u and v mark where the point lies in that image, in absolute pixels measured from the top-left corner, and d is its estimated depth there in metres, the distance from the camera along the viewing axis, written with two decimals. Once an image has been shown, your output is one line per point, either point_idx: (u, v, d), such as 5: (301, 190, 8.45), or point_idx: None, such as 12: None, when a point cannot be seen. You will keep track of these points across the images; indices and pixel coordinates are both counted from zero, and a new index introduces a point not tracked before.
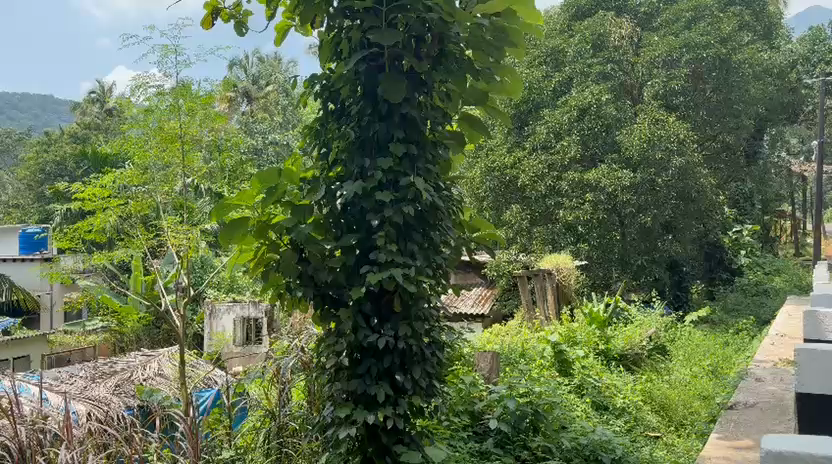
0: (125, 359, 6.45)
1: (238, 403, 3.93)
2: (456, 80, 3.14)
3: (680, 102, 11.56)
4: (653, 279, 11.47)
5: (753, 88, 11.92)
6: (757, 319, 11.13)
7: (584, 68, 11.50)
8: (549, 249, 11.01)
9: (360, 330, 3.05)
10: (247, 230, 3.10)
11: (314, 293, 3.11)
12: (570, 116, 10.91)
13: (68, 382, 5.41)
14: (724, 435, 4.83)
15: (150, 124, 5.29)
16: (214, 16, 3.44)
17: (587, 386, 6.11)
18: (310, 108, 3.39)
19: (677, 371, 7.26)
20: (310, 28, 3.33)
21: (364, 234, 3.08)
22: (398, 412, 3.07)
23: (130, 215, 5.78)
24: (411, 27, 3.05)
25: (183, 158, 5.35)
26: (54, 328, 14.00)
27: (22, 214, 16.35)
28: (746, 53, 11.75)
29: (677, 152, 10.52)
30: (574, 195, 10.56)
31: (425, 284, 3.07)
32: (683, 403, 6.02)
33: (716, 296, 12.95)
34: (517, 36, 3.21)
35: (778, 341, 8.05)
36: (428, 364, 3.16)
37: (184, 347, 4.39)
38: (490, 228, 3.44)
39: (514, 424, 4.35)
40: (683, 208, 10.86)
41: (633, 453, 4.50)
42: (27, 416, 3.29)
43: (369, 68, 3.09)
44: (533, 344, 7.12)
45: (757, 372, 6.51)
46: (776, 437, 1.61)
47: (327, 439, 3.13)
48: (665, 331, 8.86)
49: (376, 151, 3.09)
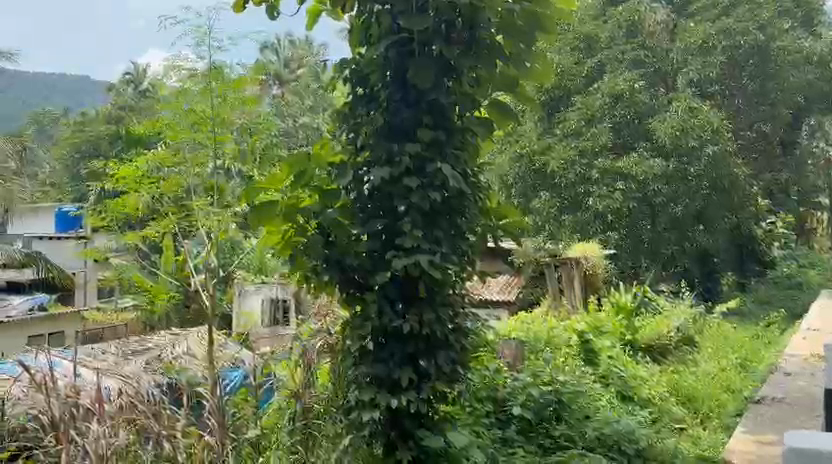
0: (154, 337, 6.54)
1: (265, 384, 4.03)
2: (485, 65, 3.13)
3: (715, 90, 11.64)
4: (682, 270, 11.25)
5: (792, 76, 11.67)
6: (789, 313, 10.94)
7: (617, 55, 11.28)
8: (579, 237, 10.88)
9: (384, 314, 3.11)
10: (275, 213, 3.09)
11: (340, 277, 3.15)
12: (603, 103, 10.90)
13: (100, 358, 5.54)
14: (748, 430, 4.79)
15: (182, 105, 4.46)
16: (246, 0, 3.45)
17: (613, 376, 6.04)
18: (340, 92, 3.37)
19: (705, 363, 7.14)
20: (341, 12, 3.33)
21: (391, 220, 3.11)
22: (421, 397, 3.11)
23: (163, 194, 4.93)
24: (442, 12, 3.07)
25: (214, 140, 4.56)
26: (88, 306, 14.41)
27: (62, 194, 16.86)
28: (783, 40, 11.44)
29: (711, 141, 10.34)
30: (604, 182, 10.55)
31: (450, 271, 3.13)
32: (709, 396, 5.97)
33: (748, 289, 12.79)
34: (550, 22, 3.20)
35: (809, 337, 7.85)
36: (452, 351, 3.21)
37: (212, 326, 4.44)
38: (518, 217, 3.42)
39: (536, 412, 4.36)
40: (716, 198, 10.60)
41: (656, 445, 4.47)
42: (62, 391, 3.40)
43: (398, 54, 3.10)
44: (558, 333, 7.08)
45: (787, 367, 6.44)
46: (796, 435, 2.10)
47: (351, 421, 3.18)
48: (694, 324, 8.63)
49: (404, 137, 3.11)
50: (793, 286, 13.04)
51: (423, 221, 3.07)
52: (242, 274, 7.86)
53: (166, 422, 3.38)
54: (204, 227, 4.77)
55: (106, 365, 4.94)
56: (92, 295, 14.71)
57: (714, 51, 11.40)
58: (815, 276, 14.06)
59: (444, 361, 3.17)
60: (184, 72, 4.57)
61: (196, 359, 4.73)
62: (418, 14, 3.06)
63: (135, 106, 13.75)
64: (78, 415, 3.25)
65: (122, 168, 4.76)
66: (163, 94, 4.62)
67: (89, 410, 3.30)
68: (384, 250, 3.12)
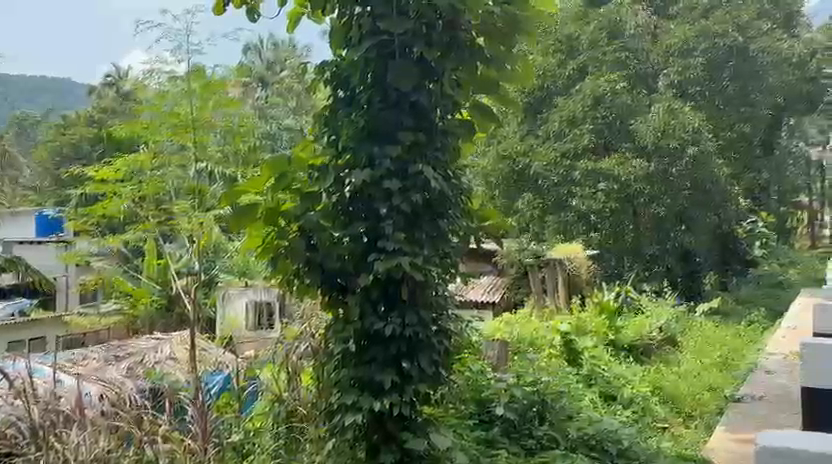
0: (138, 342, 6.48)
1: (249, 388, 4.06)
2: (467, 68, 3.16)
3: (696, 92, 11.47)
4: (665, 270, 11.37)
5: (771, 77, 11.81)
6: (770, 311, 11.10)
7: (598, 55, 11.28)
8: (562, 238, 10.97)
9: (366, 317, 3.11)
10: (256, 217, 3.13)
11: (322, 280, 3.15)
12: (584, 105, 10.87)
13: (83, 364, 5.53)
14: (729, 428, 4.90)
15: (162, 108, 4.42)
16: (225, 2, 3.43)
17: (596, 376, 6.07)
18: (320, 94, 3.36)
19: (687, 362, 7.21)
20: (321, 15, 3.30)
21: (373, 223, 3.11)
22: (404, 399, 3.11)
23: (143, 197, 4.82)
24: (423, 14, 3.07)
25: (195, 142, 4.51)
26: (69, 310, 14.25)
27: (42, 198, 16.69)
28: (762, 42, 11.57)
29: (692, 141, 10.45)
30: (588, 181, 10.53)
31: (432, 272, 3.14)
32: (692, 395, 6.02)
33: (730, 288, 12.93)
34: (530, 25, 3.23)
35: (788, 336, 8.07)
36: (435, 352, 3.18)
37: (195, 330, 4.43)
38: (500, 218, 3.45)
39: (520, 412, 4.47)
40: (698, 199, 10.84)
41: (641, 444, 4.45)
42: (42, 396, 3.45)
43: (380, 55, 3.09)
44: (542, 333, 7.12)
45: (769, 365, 6.67)
46: (772, 434, 2.20)
47: (334, 425, 3.18)
48: (677, 323, 8.71)
49: (386, 139, 3.09)
50: (774, 285, 13.23)
51: (404, 223, 3.07)
52: (225, 276, 7.90)
53: (147, 427, 3.39)
54: (187, 233, 4.67)
55: (89, 370, 4.94)
56: (74, 299, 14.56)
57: (695, 53, 11.40)
58: (796, 276, 14.29)
59: (427, 363, 3.15)
60: (163, 74, 4.52)
61: (180, 366, 4.73)
62: (399, 16, 3.07)
63: (118, 109, 13.63)
64: (58, 422, 3.27)
65: (103, 170, 4.72)
66: (142, 96, 4.57)
67: (70, 416, 3.35)
68: (366, 252, 3.11)
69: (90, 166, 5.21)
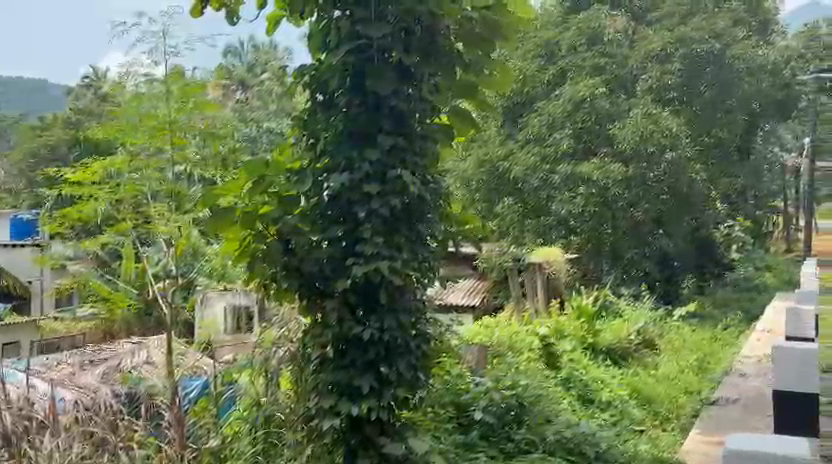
0: (114, 346, 6.42)
1: (226, 392, 4.01)
2: (445, 73, 3.16)
3: (674, 97, 11.49)
4: (643, 273, 11.52)
5: (748, 84, 11.98)
6: (746, 315, 11.27)
7: (578, 61, 11.41)
8: (542, 242, 11.05)
9: (344, 322, 3.10)
10: (234, 219, 3.07)
11: (300, 284, 3.13)
12: (563, 109, 10.97)
13: (56, 369, 5.50)
14: (703, 431, 5.04)
15: (139, 110, 4.38)
16: (203, 4, 3.40)
17: (574, 379, 6.10)
18: (298, 97, 3.35)
19: (665, 364, 7.29)
20: (300, 20, 3.29)
21: (351, 226, 3.10)
22: (382, 404, 3.11)
23: (121, 199, 4.76)
24: (402, 19, 3.08)
25: (172, 145, 4.47)
26: (44, 315, 13.99)
27: (15, 199, 16.34)
28: (739, 49, 11.74)
29: (670, 146, 10.48)
30: (567, 186, 10.61)
31: (411, 276, 3.13)
32: (668, 398, 6.10)
33: (707, 292, 13.10)
34: (509, 31, 3.21)
35: (764, 339, 8.21)
36: (412, 357, 3.18)
37: (173, 335, 4.42)
38: (478, 223, 3.46)
39: (498, 416, 4.54)
40: (675, 204, 11.09)
41: (619, 448, 4.49)
42: (16, 404, 3.60)
43: (358, 60, 3.08)
44: (521, 335, 7.14)
45: (743, 368, 6.82)
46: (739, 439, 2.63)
47: (311, 430, 3.17)
48: (654, 326, 8.75)
49: (364, 142, 3.09)
50: (750, 289, 13.43)
51: (382, 227, 3.07)
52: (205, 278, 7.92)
53: (122, 433, 3.59)
54: (163, 235, 4.59)
55: (65, 376, 4.96)
56: (49, 303, 14.30)
57: (672, 59, 11.56)
58: (771, 280, 14.52)
59: (404, 367, 3.14)
60: (140, 77, 4.48)
61: (157, 370, 4.72)
62: (378, 20, 3.07)
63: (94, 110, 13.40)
64: (31, 428, 3.46)
65: (77, 172, 4.62)
66: (117, 98, 4.52)
67: (43, 424, 3.50)
68: (344, 257, 3.10)
69: (67, 168, 5.11)
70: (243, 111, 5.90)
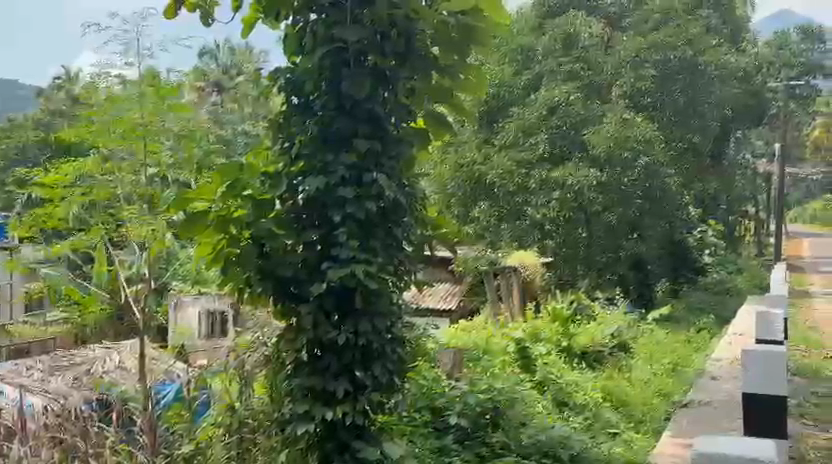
0: (85, 351, 6.33)
1: (200, 397, 3.93)
2: (420, 77, 3.16)
3: (649, 103, 11.64)
4: (617, 278, 11.70)
5: (718, 90, 12.23)
6: (718, 319, 11.46)
7: (553, 67, 11.52)
8: (517, 246, 11.13)
9: (319, 326, 3.07)
10: (207, 223, 3.06)
11: (274, 289, 3.12)
12: (538, 115, 11.12)
13: (24, 376, 5.45)
14: (676, 433, 5.07)
15: (110, 113, 4.28)
16: (177, 6, 3.38)
17: (549, 383, 6.15)
18: (275, 100, 3.33)
19: (639, 367, 7.37)
20: (276, 23, 3.27)
21: (326, 230, 3.08)
22: (357, 409, 3.10)
23: (94, 202, 4.63)
24: (378, 23, 3.07)
25: (146, 148, 4.42)
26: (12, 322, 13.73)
27: None
28: (710, 56, 11.99)
29: (644, 151, 10.73)
30: (542, 192, 10.70)
31: (386, 281, 3.11)
32: (642, 401, 6.18)
33: (680, 295, 13.30)
34: (483, 36, 3.21)
35: (734, 342, 8.34)
36: (388, 361, 3.16)
37: (145, 339, 4.36)
38: (454, 226, 3.45)
39: (473, 421, 4.57)
40: (649, 207, 11.09)
41: (593, 451, 4.53)
42: None
43: (334, 63, 3.08)
44: (497, 340, 7.18)
45: (714, 370, 6.91)
46: (703, 441, 2.94)
47: (285, 436, 3.15)
48: (628, 329, 8.83)
49: (339, 146, 3.08)
50: (721, 293, 13.64)
51: (358, 231, 3.06)
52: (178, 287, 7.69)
53: (92, 440, 3.52)
54: (136, 238, 4.51)
55: (37, 382, 4.97)
56: (18, 309, 14.05)
57: (646, 65, 11.67)
58: (742, 284, 14.78)
59: (380, 371, 3.13)
60: (114, 77, 4.47)
61: (128, 376, 4.73)
62: (353, 24, 3.06)
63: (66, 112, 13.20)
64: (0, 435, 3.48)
65: (47, 175, 4.47)
66: (90, 99, 4.47)
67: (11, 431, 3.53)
68: (319, 261, 3.08)
69: (39, 169, 5.02)
70: (221, 114, 5.88)
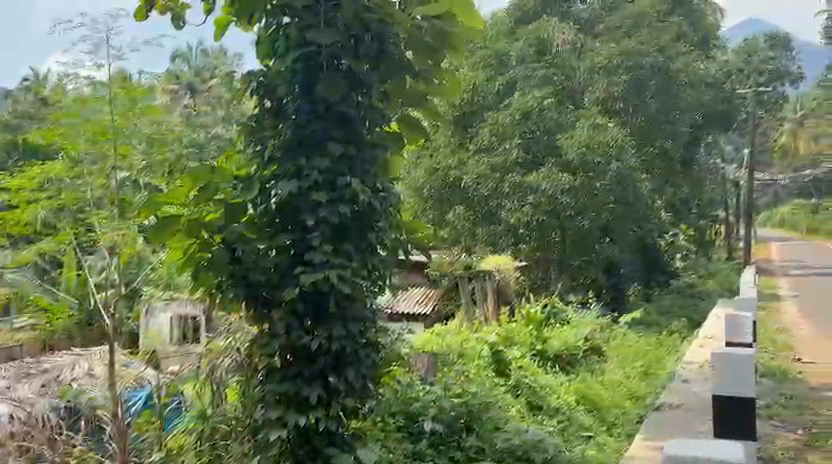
0: (53, 358, 6.21)
1: (170, 404, 3.87)
2: (394, 82, 3.15)
3: (620, 108, 11.71)
4: (591, 280, 11.96)
5: (688, 96, 12.56)
6: (690, 322, 11.62)
7: (528, 72, 11.55)
8: (492, 250, 11.18)
9: (292, 331, 3.04)
10: (178, 228, 3.01)
11: (246, 294, 3.07)
12: (512, 121, 11.15)
13: None
14: (648, 436, 5.10)
15: (80, 115, 4.24)
16: (147, 8, 3.34)
17: (523, 385, 6.18)
18: (247, 102, 3.29)
19: (611, 371, 7.45)
20: (249, 25, 3.25)
21: (299, 234, 3.06)
22: (330, 415, 3.10)
23: (62, 206, 4.54)
24: (351, 27, 3.05)
25: (116, 152, 4.32)
26: None
27: None
28: (682, 63, 12.34)
29: (616, 157, 10.77)
30: (515, 196, 10.75)
31: (360, 285, 3.10)
32: (615, 405, 6.24)
33: (652, 299, 13.49)
34: (456, 40, 3.23)
35: (706, 345, 8.44)
36: (362, 366, 3.16)
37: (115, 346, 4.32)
38: (427, 230, 3.43)
39: (447, 424, 4.59)
40: (621, 212, 11.09)
41: (565, 454, 4.55)
42: None
43: (307, 67, 3.06)
44: (471, 344, 7.18)
45: (685, 373, 7.01)
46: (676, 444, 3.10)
47: (258, 442, 3.12)
48: (601, 333, 8.91)
49: (312, 150, 3.06)
50: (691, 296, 13.83)
51: (332, 235, 3.05)
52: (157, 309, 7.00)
53: (59, 449, 3.81)
54: (105, 243, 4.41)
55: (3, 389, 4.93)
56: None
57: (618, 71, 11.65)
58: (713, 287, 15.00)
59: (353, 377, 3.13)
60: (82, 79, 4.38)
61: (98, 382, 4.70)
62: (326, 27, 3.03)
63: None
64: None
65: (14, 178, 4.40)
66: (57, 102, 4.35)
67: None
68: (292, 266, 3.05)
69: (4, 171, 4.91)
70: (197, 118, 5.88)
